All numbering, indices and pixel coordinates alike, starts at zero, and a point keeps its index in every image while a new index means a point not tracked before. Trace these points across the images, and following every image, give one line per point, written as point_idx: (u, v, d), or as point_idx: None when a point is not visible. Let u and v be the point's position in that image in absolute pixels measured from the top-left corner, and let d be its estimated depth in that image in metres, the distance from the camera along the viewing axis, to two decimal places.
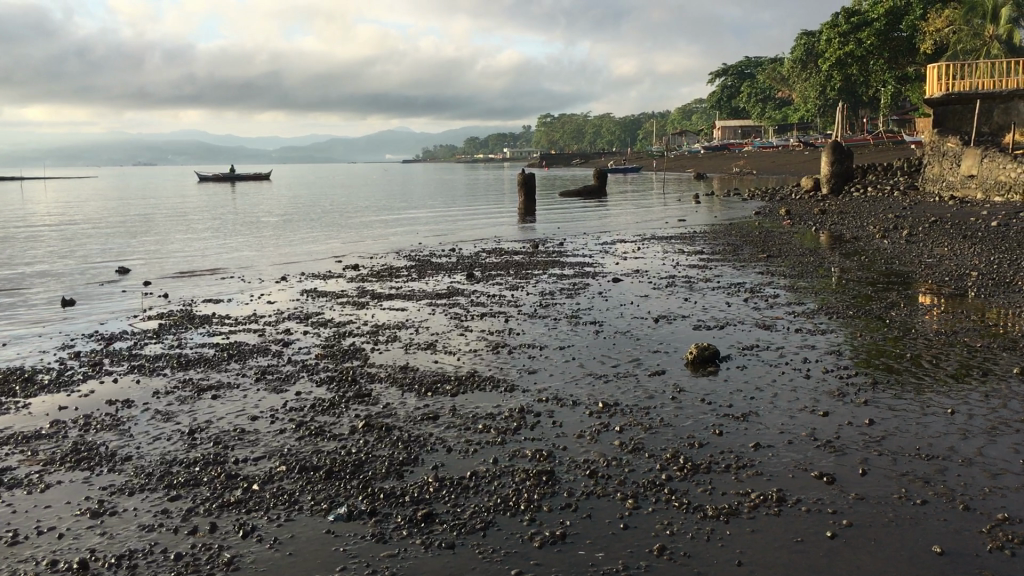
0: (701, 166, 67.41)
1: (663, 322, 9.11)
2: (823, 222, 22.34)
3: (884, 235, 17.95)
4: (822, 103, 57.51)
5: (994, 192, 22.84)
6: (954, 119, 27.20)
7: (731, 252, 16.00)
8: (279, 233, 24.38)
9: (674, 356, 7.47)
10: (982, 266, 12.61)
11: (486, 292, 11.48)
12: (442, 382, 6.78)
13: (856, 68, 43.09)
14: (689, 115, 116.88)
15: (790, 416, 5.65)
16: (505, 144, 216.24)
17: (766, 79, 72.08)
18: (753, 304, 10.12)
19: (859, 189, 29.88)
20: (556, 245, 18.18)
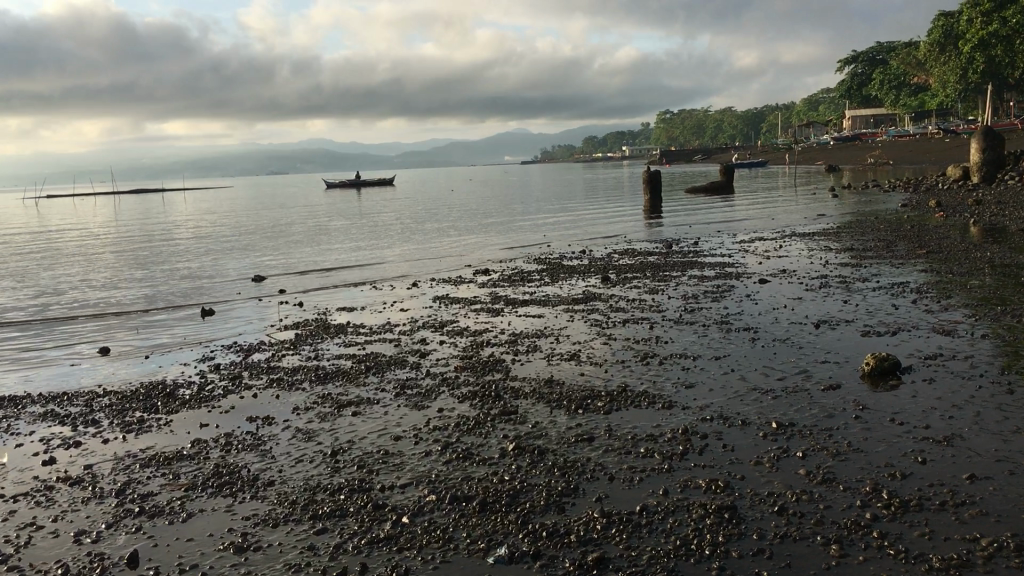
0: (832, 158, 64.84)
1: (826, 328, 8.36)
2: (979, 213, 20.84)
3: None
4: (964, 87, 54.50)
5: None
6: None
7: (885, 248, 14.96)
8: (406, 238, 24.44)
9: (847, 368, 6.76)
10: None
11: (625, 296, 10.92)
12: (592, 397, 6.28)
13: (1001, 48, 40.56)
14: (816, 106, 112.99)
15: (1002, 441, 4.91)
16: (625, 142, 214.58)
17: (901, 65, 68.95)
18: (923, 306, 9.23)
19: (1013, 176, 27.91)
20: (692, 244, 17.48)
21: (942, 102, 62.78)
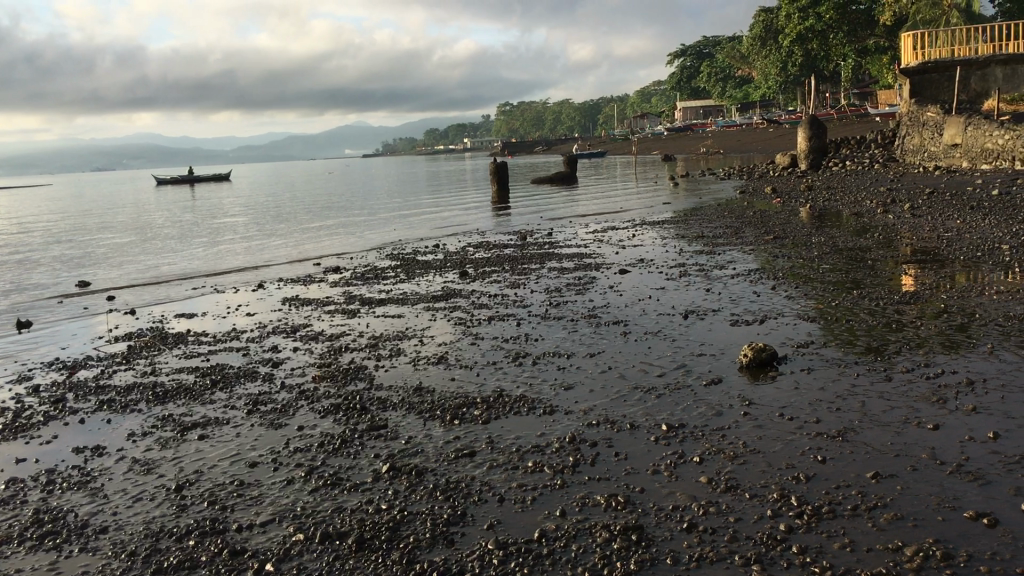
0: (667, 148, 66.76)
1: (694, 319, 8.19)
2: (812, 198, 21.57)
3: (884, 210, 17.19)
4: (785, 79, 57.25)
5: (981, 159, 23.06)
6: (932, 87, 28.48)
7: (733, 235, 15.19)
8: (246, 236, 23.25)
9: (723, 360, 6.56)
10: (1013, 238, 11.83)
11: (486, 291, 10.50)
12: (467, 405, 5.81)
13: (816, 43, 42.44)
14: (649, 98, 116.49)
15: (896, 432, 4.75)
16: (466, 134, 215.13)
17: (726, 59, 71.82)
18: (783, 293, 9.25)
19: (837, 163, 29.22)
20: (545, 235, 17.29)
21: (765, 93, 65.60)
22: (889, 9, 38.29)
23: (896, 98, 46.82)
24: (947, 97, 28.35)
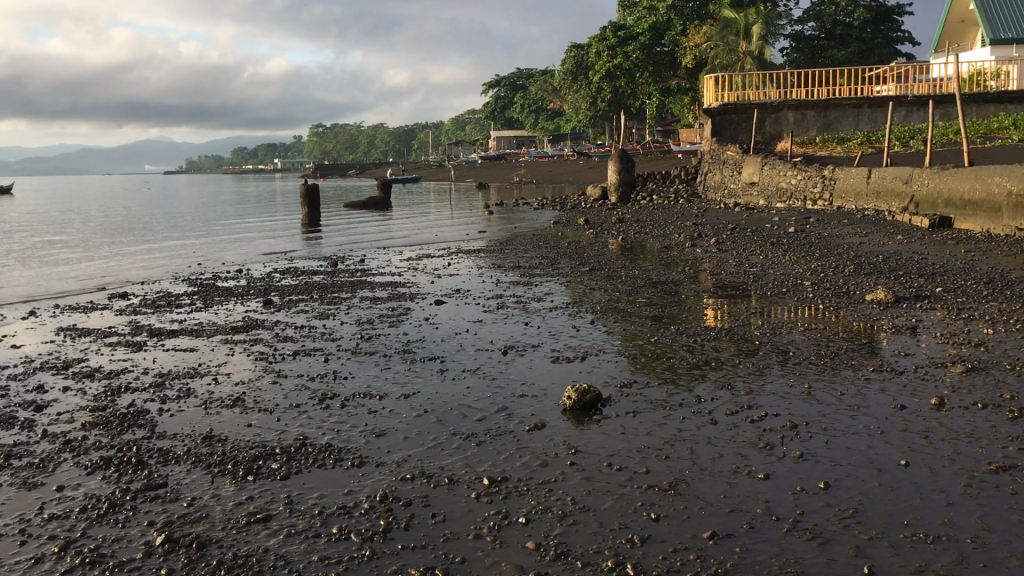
0: (481, 176, 67.10)
1: (514, 356, 7.83)
2: (623, 230, 21.91)
3: (692, 244, 17.61)
4: (594, 113, 59.10)
5: (775, 198, 24.39)
6: (731, 129, 29.77)
7: (549, 266, 15.12)
8: (23, 257, 21.07)
9: (545, 402, 6.20)
10: (812, 274, 12.28)
11: (291, 322, 9.75)
12: (265, 457, 5.14)
13: (625, 80, 43.57)
14: (464, 126, 117.77)
15: (727, 484, 4.50)
16: (276, 155, 209.55)
17: (538, 91, 73.49)
18: (602, 327, 9.08)
19: (645, 196, 30.03)
20: (356, 262, 16.62)
21: (576, 126, 67.33)
22: (690, 52, 40.28)
23: (696, 136, 49.09)
24: (744, 138, 29.81)
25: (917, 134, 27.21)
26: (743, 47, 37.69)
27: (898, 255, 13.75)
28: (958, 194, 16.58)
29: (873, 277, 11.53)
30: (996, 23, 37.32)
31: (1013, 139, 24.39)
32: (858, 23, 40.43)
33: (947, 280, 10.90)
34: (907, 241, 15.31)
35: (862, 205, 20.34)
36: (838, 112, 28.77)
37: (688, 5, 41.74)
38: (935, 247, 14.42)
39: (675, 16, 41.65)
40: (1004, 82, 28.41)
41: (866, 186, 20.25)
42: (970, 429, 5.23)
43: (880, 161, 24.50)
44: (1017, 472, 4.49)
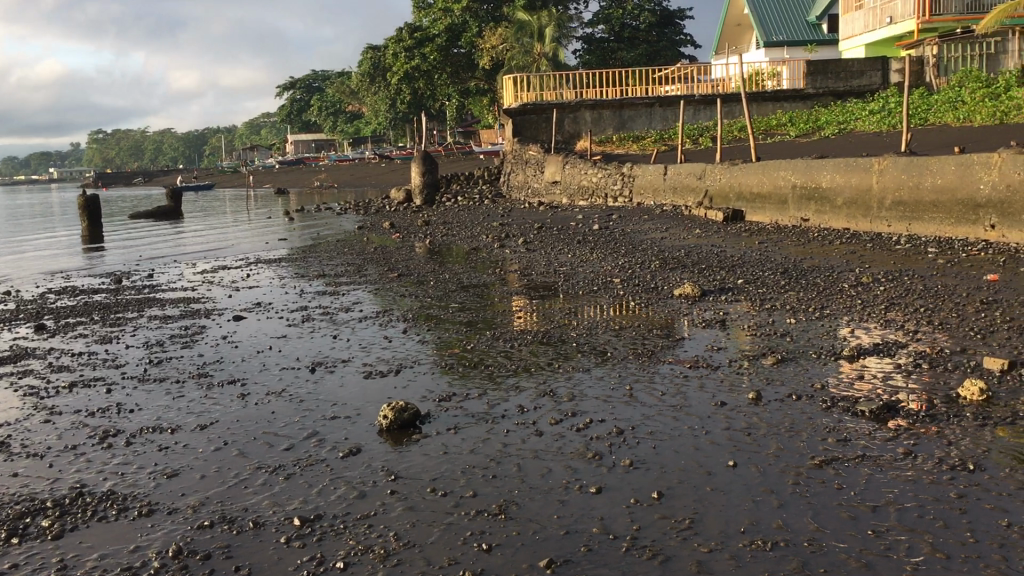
0: (279, 181, 64.83)
1: (323, 373, 7.30)
2: (430, 233, 21.54)
3: (501, 245, 17.49)
4: (394, 115, 58.52)
5: (577, 195, 24.81)
6: (531, 128, 30.03)
7: (355, 273, 14.56)
8: None
9: (359, 424, 5.75)
10: (620, 271, 12.39)
11: (68, 350, 8.76)
12: (34, 514, 4.43)
13: (423, 82, 43.15)
14: (260, 131, 114.01)
15: (559, 502, 4.24)
16: (53, 163, 195.23)
17: (335, 94, 72.06)
18: (415, 337, 8.69)
19: (450, 198, 29.81)
20: (145, 277, 15.41)
21: (376, 128, 66.34)
22: (487, 54, 40.55)
23: (497, 137, 49.47)
24: (544, 137, 30.20)
25: (705, 131, 28.49)
26: (537, 49, 38.39)
27: (699, 249, 14.16)
28: (748, 188, 17.37)
29: (678, 272, 11.76)
30: (768, 27, 39.86)
31: (791, 134, 26.00)
32: (644, 26, 42.07)
33: (747, 272, 11.26)
34: (705, 235, 15.85)
35: (660, 201, 20.97)
36: (632, 111, 29.91)
37: (482, 8, 42.23)
38: (731, 240, 14.99)
39: (471, 18, 42.03)
40: (778, 82, 30.35)
41: (662, 183, 20.90)
42: (790, 423, 5.22)
43: (674, 158, 25.43)
44: (839, 464, 4.48)
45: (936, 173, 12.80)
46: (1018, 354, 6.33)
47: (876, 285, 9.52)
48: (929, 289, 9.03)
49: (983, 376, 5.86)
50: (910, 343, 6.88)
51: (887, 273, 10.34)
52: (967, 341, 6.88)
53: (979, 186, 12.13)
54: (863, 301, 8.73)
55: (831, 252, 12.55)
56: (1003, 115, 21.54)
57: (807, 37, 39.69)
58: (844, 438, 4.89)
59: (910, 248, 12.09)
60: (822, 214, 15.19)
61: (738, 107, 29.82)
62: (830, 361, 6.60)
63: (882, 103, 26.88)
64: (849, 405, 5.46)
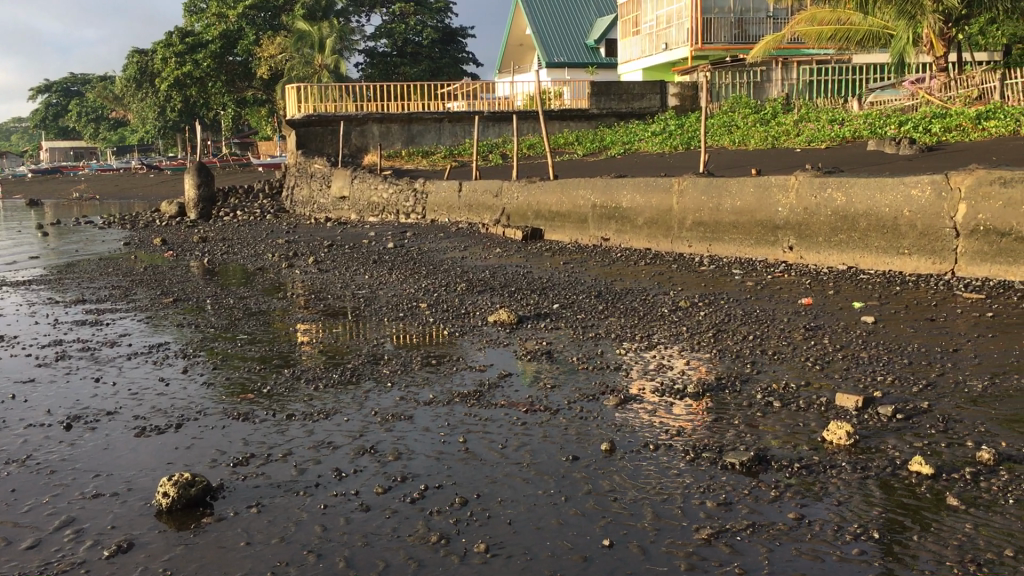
0: (31, 191, 59.06)
1: (82, 431, 5.91)
2: (207, 251, 19.72)
3: (289, 264, 16.11)
4: (163, 123, 54.76)
5: (368, 212, 23.73)
6: (316, 140, 28.61)
7: (122, 297, 12.80)
8: None
9: (131, 506, 4.53)
10: (424, 295, 11.50)
11: None
12: None
13: (195, 90, 40.27)
14: (7, 137, 104.28)
15: None
16: None
17: (96, 99, 66.76)
18: (198, 378, 7.37)
19: (227, 212, 27.74)
20: None
21: (141, 136, 61.70)
22: (265, 63, 38.50)
23: (278, 149, 47.33)
24: (330, 151, 28.86)
25: (494, 148, 28.19)
26: (318, 59, 36.92)
27: (503, 270, 13.53)
28: (547, 207, 16.97)
29: (487, 296, 11.04)
30: (551, 47, 40.41)
31: (579, 153, 26.17)
32: (427, 42, 41.46)
33: (559, 296, 10.69)
34: (505, 254, 15.28)
35: (455, 219, 20.30)
36: (421, 125, 29.21)
37: (259, 15, 40.24)
38: (534, 259, 14.49)
39: (247, 25, 39.96)
40: (562, 101, 30.72)
41: (457, 200, 20.24)
42: (657, 482, 4.56)
43: (467, 175, 24.87)
44: (731, 539, 3.85)
45: (736, 195, 12.81)
46: (866, 389, 6.02)
47: (695, 309, 9.20)
48: (750, 314, 8.80)
49: (840, 415, 5.47)
50: (752, 379, 6.45)
51: (701, 296, 10.07)
52: (808, 373, 6.54)
53: (777, 208, 12.20)
54: (688, 328, 8.33)
55: (639, 272, 12.28)
56: (775, 140, 22.56)
57: (587, 60, 40.63)
58: (724, 501, 4.27)
59: (715, 270, 11.99)
60: (622, 234, 14.97)
61: (527, 125, 29.75)
62: (677, 401, 6.02)
63: (664, 126, 27.67)
64: (716, 457, 4.86)
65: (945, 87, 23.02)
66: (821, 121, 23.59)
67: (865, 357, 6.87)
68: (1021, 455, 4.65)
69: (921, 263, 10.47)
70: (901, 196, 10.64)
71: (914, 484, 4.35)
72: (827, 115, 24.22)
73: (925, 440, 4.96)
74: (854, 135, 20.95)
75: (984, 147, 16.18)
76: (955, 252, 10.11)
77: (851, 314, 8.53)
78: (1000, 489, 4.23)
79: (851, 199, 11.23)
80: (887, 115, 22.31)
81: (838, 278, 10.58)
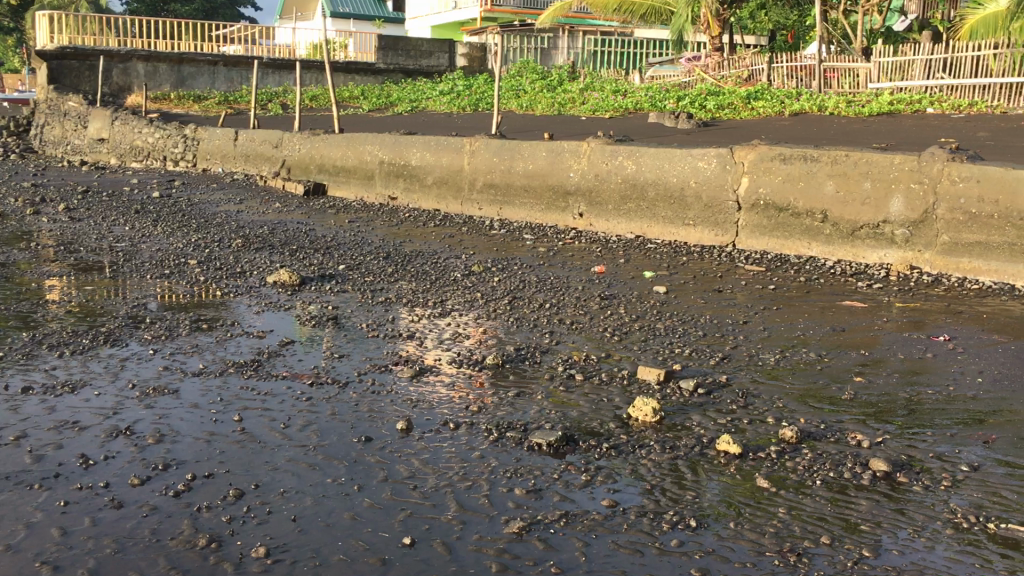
0: None
1: None
2: None
3: (34, 210, 14.37)
4: None
5: (130, 157, 21.78)
6: (72, 75, 25.85)
7: None
8: None
9: None
10: (194, 251, 10.49)
11: None
12: None
13: None
14: None
15: None
16: None
17: None
18: None
19: None
20: None
21: None
22: None
23: (27, 84, 42.81)
24: (87, 88, 26.24)
25: (274, 98, 26.67)
26: None
27: (283, 226, 12.67)
28: (330, 161, 16.11)
29: (266, 254, 10.21)
30: None
31: (364, 107, 25.20)
32: None
33: (346, 256, 10.05)
34: (285, 210, 14.36)
35: (231, 168, 18.97)
36: (193, 67, 27.16)
37: None
38: (316, 216, 13.68)
39: None
40: (347, 54, 29.37)
41: (232, 149, 18.92)
42: (459, 467, 4.15)
43: (243, 123, 23.33)
44: (544, 533, 3.50)
45: (528, 158, 12.61)
46: (665, 361, 5.89)
47: (489, 275, 8.87)
48: (544, 281, 8.59)
49: (643, 391, 5.28)
50: (552, 350, 6.17)
51: (494, 261, 9.77)
52: (608, 345, 6.35)
53: (569, 174, 12.10)
54: (483, 294, 7.99)
55: (428, 235, 11.80)
56: (561, 107, 22.64)
57: (374, 13, 39.40)
58: (533, 487, 3.93)
59: (505, 234, 11.75)
60: (410, 193, 14.42)
61: (310, 76, 28.37)
62: (477, 374, 5.63)
63: (452, 85, 27.22)
64: (520, 437, 4.52)
65: (718, 66, 24.00)
66: (605, 91, 23.96)
67: (661, 328, 6.79)
68: (820, 432, 4.61)
69: (704, 234, 10.67)
70: (688, 168, 10.78)
71: (724, 465, 4.19)
72: (610, 86, 24.66)
73: (727, 416, 4.85)
74: (635, 107, 21.39)
75: (755, 126, 16.90)
76: (736, 224, 10.37)
77: (643, 284, 8.50)
78: (806, 468, 4.14)
79: (640, 167, 11.28)
80: (666, 89, 22.96)
81: (627, 246, 10.60)
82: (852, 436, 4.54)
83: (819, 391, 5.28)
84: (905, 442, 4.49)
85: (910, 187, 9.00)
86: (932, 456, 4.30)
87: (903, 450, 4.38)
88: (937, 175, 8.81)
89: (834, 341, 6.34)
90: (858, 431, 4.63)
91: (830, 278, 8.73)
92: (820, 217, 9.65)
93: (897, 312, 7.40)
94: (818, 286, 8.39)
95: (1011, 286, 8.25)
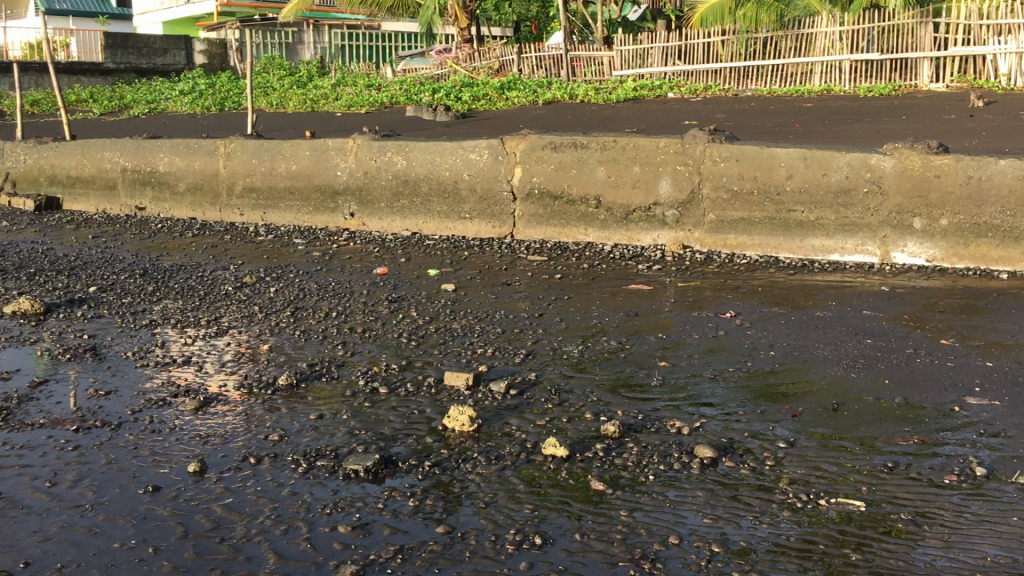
0: None
1: None
2: None
3: None
4: None
5: None
6: None
7: None
8: None
9: None
10: None
11: None
12: None
13: None
14: None
15: None
16: None
17: None
18: None
19: None
20: None
21: None
22: None
23: None
24: None
25: None
26: None
27: (15, 247, 11.26)
28: (64, 171, 14.56)
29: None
30: None
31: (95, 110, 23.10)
32: None
33: (96, 276, 9.04)
34: (14, 228, 12.81)
35: None
36: None
37: None
38: (53, 234, 12.29)
39: None
40: (69, 54, 26.87)
41: None
42: (269, 509, 3.69)
43: None
44: None
45: (291, 158, 11.95)
46: (469, 364, 5.64)
47: (263, 286, 8.25)
48: (326, 287, 8.11)
49: (454, 398, 4.99)
50: (350, 363, 5.75)
51: (266, 270, 9.13)
52: (406, 351, 6.01)
53: (336, 172, 11.57)
54: (261, 307, 7.40)
55: (187, 246, 10.89)
56: (314, 104, 21.72)
57: (95, 9, 36.34)
58: (360, 521, 3.56)
59: (273, 240, 11.06)
60: (161, 202, 13.29)
61: (28, 78, 25.67)
62: (271, 398, 5.12)
63: (194, 84, 25.61)
64: (333, 464, 4.10)
65: (470, 57, 23.96)
66: (358, 86, 23.40)
67: (457, 328, 6.54)
68: (640, 422, 4.53)
69: (481, 227, 10.54)
70: (460, 161, 10.59)
71: (555, 470, 4.00)
72: (362, 80, 24.16)
73: (546, 417, 4.67)
74: (391, 100, 20.96)
75: (512, 116, 17.02)
76: (512, 215, 10.32)
77: (430, 283, 8.22)
78: (636, 464, 4.04)
79: (410, 162, 10.95)
80: (420, 83, 22.77)
81: (405, 244, 10.26)
82: (671, 423, 4.49)
83: (628, 380, 5.22)
84: (722, 424, 4.51)
85: (676, 169, 9.30)
86: (750, 436, 4.35)
87: (722, 433, 4.39)
88: (699, 156, 9.17)
89: (630, 327, 6.37)
90: (675, 418, 4.60)
91: (611, 262, 8.85)
92: (594, 203, 9.78)
93: (679, 291, 7.59)
94: (601, 272, 8.47)
95: (775, 258, 8.82)
